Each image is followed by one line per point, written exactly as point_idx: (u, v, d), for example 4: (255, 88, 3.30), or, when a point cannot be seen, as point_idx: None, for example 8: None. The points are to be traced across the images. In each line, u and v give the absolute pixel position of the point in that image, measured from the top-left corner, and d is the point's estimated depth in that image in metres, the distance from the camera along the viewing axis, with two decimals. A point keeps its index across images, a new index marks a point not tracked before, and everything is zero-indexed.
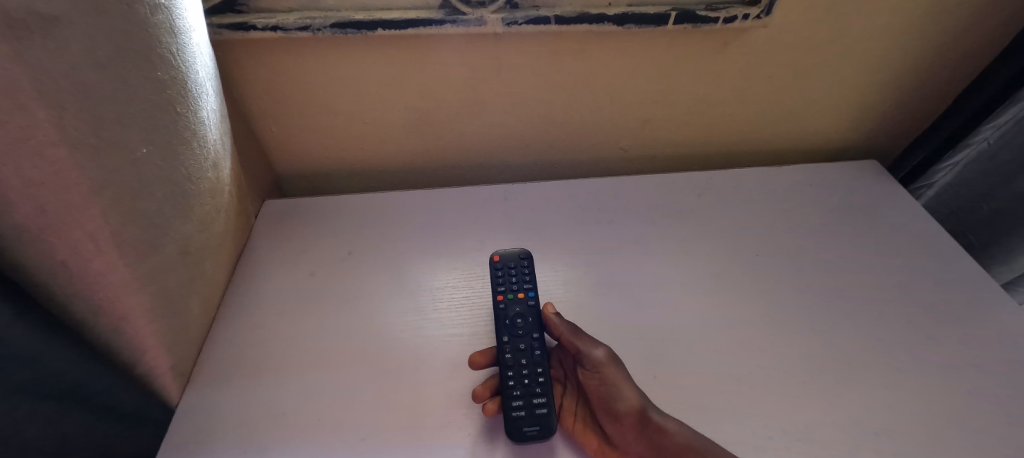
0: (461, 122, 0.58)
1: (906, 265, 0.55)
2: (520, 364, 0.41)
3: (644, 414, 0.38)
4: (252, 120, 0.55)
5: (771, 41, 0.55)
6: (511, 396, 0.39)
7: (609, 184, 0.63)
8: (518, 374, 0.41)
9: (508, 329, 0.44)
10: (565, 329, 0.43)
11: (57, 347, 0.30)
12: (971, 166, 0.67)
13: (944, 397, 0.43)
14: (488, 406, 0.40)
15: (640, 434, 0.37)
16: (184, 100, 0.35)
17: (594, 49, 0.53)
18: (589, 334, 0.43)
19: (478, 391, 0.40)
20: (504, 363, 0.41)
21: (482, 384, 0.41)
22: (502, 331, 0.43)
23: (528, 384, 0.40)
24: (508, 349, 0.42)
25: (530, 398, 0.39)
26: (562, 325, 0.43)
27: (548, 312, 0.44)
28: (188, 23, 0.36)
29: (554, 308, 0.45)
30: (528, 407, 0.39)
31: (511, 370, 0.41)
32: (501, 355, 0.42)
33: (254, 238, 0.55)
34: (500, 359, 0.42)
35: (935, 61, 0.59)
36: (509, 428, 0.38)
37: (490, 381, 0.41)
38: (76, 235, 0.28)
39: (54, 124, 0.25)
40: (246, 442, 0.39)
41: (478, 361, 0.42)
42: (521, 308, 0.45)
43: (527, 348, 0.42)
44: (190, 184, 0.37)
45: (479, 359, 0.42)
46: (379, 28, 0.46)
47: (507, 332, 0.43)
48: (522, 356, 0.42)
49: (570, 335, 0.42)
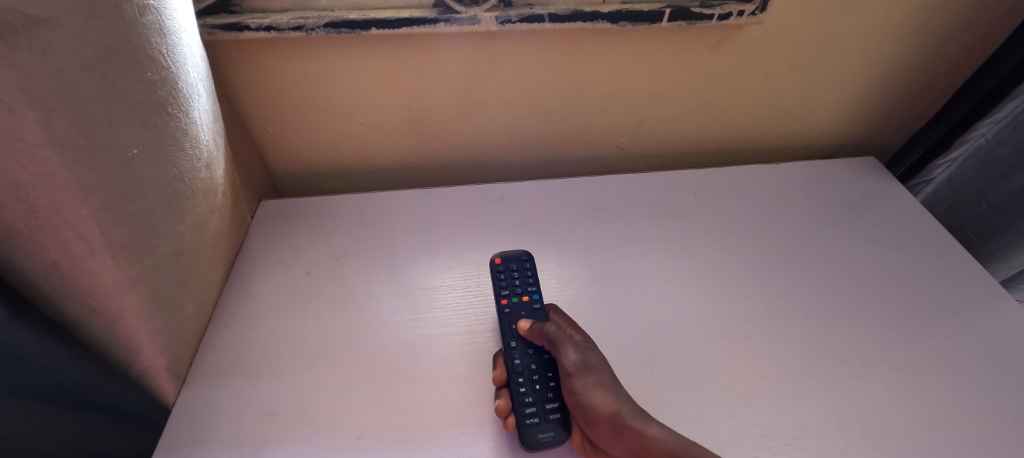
0: (456, 121, 0.58)
1: (902, 263, 0.55)
2: (528, 369, 0.42)
3: (619, 420, 0.37)
4: (247, 120, 0.55)
5: (767, 37, 0.54)
6: (523, 403, 0.39)
7: (605, 182, 0.63)
8: (528, 379, 0.41)
9: (515, 333, 0.44)
10: (547, 335, 0.42)
11: (45, 350, 0.30)
12: (970, 161, 0.66)
13: (940, 395, 0.43)
14: (506, 421, 0.39)
15: (616, 439, 0.36)
16: (175, 101, 0.35)
17: (589, 47, 0.53)
18: (568, 335, 0.42)
19: (499, 406, 0.39)
20: (513, 370, 0.41)
21: (504, 398, 0.40)
22: (510, 336, 0.43)
23: (539, 390, 0.41)
24: (517, 355, 0.42)
25: (542, 404, 0.40)
26: (541, 332, 0.42)
27: (522, 330, 0.43)
28: (178, 24, 0.36)
29: (528, 323, 0.43)
30: (542, 414, 0.39)
31: (521, 376, 0.41)
32: (509, 362, 0.42)
33: (249, 238, 0.55)
34: (509, 365, 0.42)
35: (929, 56, 0.59)
36: (523, 434, 0.38)
37: (507, 392, 0.41)
38: (67, 236, 0.28)
39: (42, 127, 0.25)
40: (241, 443, 0.39)
41: (501, 379, 0.41)
42: (526, 312, 0.45)
43: (536, 353, 0.43)
44: (182, 184, 0.37)
45: (499, 376, 0.41)
46: (373, 27, 0.46)
47: (514, 337, 0.43)
48: (531, 361, 0.42)
49: (551, 338, 0.41)
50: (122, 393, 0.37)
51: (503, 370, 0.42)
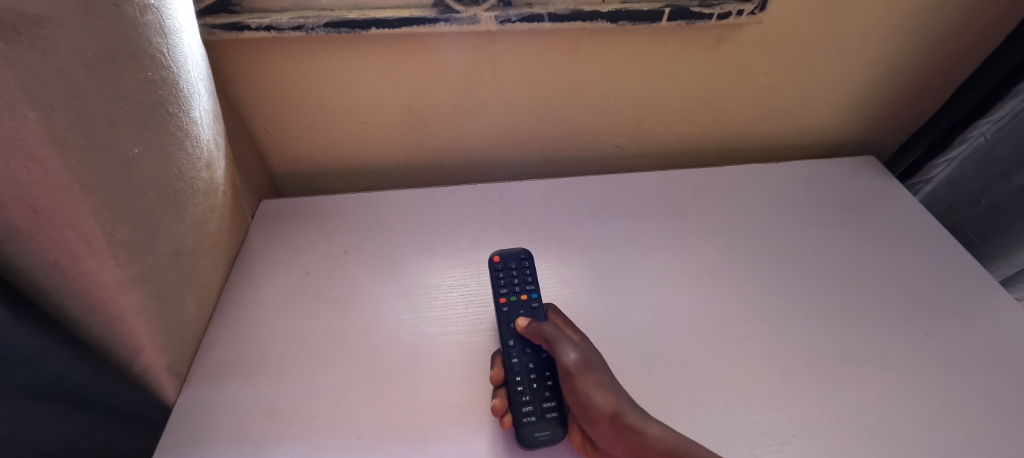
0: (456, 121, 0.58)
1: (901, 262, 0.55)
2: (526, 368, 0.42)
3: (619, 419, 0.37)
4: (247, 120, 0.55)
5: (767, 36, 0.54)
6: (521, 401, 0.40)
7: (605, 181, 0.63)
8: (526, 378, 0.41)
9: (513, 332, 0.44)
10: (543, 335, 0.42)
11: (47, 349, 0.31)
12: (969, 159, 0.66)
13: (939, 394, 0.43)
14: (504, 420, 0.39)
15: (617, 438, 0.37)
16: (175, 100, 0.35)
17: (588, 46, 0.53)
18: (567, 334, 0.42)
19: (496, 405, 0.39)
20: (510, 369, 0.42)
21: (500, 397, 0.40)
22: (508, 334, 0.44)
23: (536, 389, 0.41)
24: (514, 354, 0.42)
25: (540, 402, 0.40)
26: (539, 331, 0.42)
27: (520, 328, 0.43)
28: (178, 23, 0.36)
29: (525, 320, 0.44)
30: (539, 412, 0.39)
31: (518, 374, 0.41)
32: (507, 361, 0.42)
33: (250, 237, 0.55)
34: (506, 364, 0.42)
35: (929, 55, 0.59)
36: (521, 433, 0.38)
37: (503, 391, 0.41)
38: (68, 235, 0.28)
39: (43, 126, 0.25)
40: (242, 442, 0.39)
41: (497, 376, 0.41)
42: (524, 311, 0.45)
43: (533, 352, 0.43)
44: (182, 183, 0.37)
45: (496, 374, 0.41)
46: (372, 27, 0.46)
47: (512, 336, 0.44)
48: (529, 359, 0.42)
49: (548, 338, 0.41)
50: (123, 392, 0.37)
51: (500, 369, 0.42)
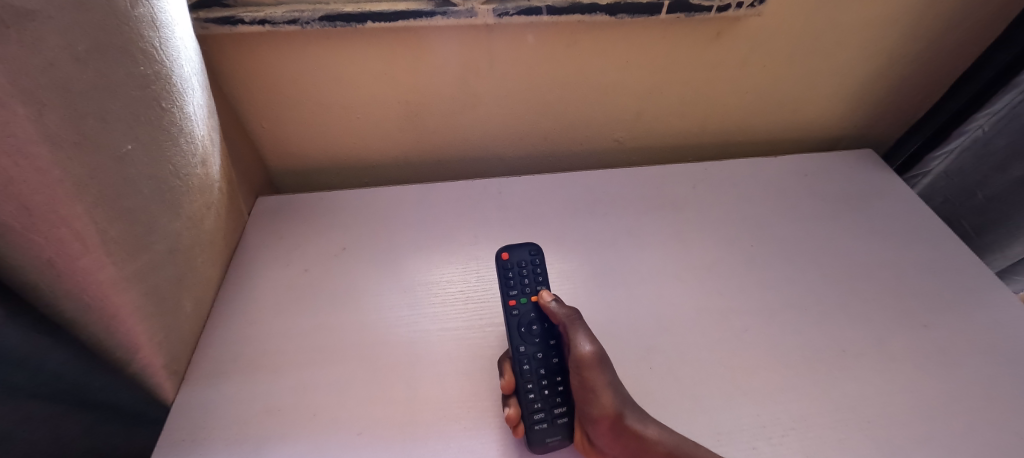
0: (455, 116, 0.58)
1: (899, 254, 0.55)
2: (537, 374, 0.41)
3: (620, 421, 0.37)
4: (242, 115, 0.54)
5: (766, 28, 0.54)
6: (532, 409, 0.39)
7: (605, 177, 0.63)
8: (537, 384, 0.40)
9: (523, 337, 0.42)
10: (564, 322, 0.42)
11: (47, 348, 0.31)
12: (965, 152, 0.66)
13: (936, 385, 0.44)
14: (516, 429, 0.38)
15: (614, 438, 0.37)
16: (168, 95, 0.34)
17: (584, 38, 0.52)
18: (587, 326, 0.42)
19: (510, 414, 0.38)
20: (522, 375, 0.40)
21: (512, 405, 0.39)
22: (518, 340, 0.42)
23: (547, 395, 0.40)
24: (526, 360, 0.41)
25: (551, 408, 0.39)
26: (562, 314, 0.42)
27: (545, 303, 0.43)
28: (170, 18, 0.35)
29: (550, 296, 0.44)
30: (550, 418, 0.39)
31: (530, 381, 0.40)
32: (518, 368, 0.41)
33: (246, 234, 0.55)
34: (518, 371, 0.41)
35: (929, 46, 0.58)
36: (532, 438, 0.38)
37: (515, 400, 0.40)
38: (62, 234, 0.28)
39: (34, 121, 0.24)
40: (240, 441, 0.39)
41: (509, 385, 0.40)
42: (534, 313, 0.44)
43: (544, 356, 0.42)
44: (177, 179, 0.37)
45: (507, 383, 0.40)
46: (368, 21, 0.45)
47: (523, 341, 0.42)
48: (539, 365, 0.41)
49: (567, 323, 0.42)
50: (121, 392, 0.36)
51: (510, 377, 0.41)
